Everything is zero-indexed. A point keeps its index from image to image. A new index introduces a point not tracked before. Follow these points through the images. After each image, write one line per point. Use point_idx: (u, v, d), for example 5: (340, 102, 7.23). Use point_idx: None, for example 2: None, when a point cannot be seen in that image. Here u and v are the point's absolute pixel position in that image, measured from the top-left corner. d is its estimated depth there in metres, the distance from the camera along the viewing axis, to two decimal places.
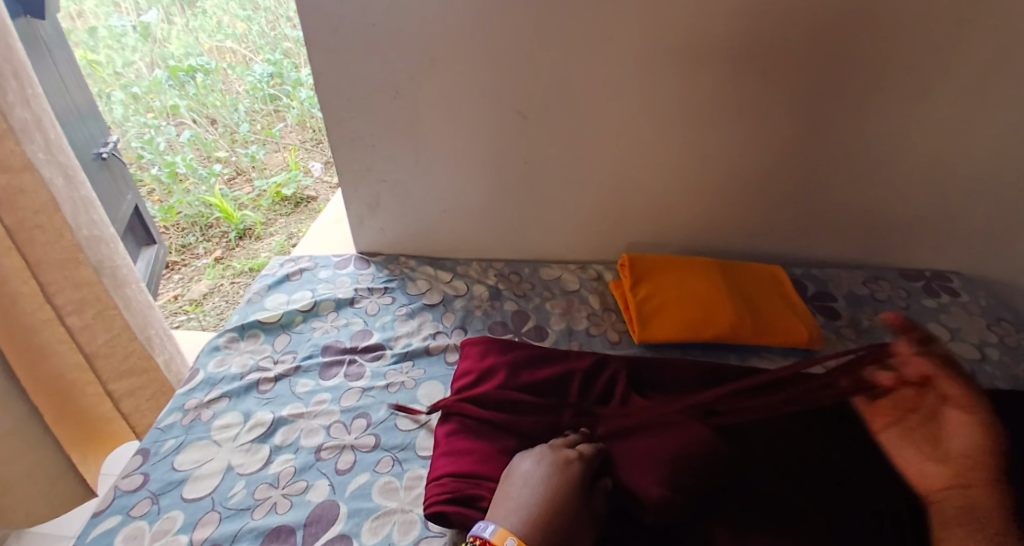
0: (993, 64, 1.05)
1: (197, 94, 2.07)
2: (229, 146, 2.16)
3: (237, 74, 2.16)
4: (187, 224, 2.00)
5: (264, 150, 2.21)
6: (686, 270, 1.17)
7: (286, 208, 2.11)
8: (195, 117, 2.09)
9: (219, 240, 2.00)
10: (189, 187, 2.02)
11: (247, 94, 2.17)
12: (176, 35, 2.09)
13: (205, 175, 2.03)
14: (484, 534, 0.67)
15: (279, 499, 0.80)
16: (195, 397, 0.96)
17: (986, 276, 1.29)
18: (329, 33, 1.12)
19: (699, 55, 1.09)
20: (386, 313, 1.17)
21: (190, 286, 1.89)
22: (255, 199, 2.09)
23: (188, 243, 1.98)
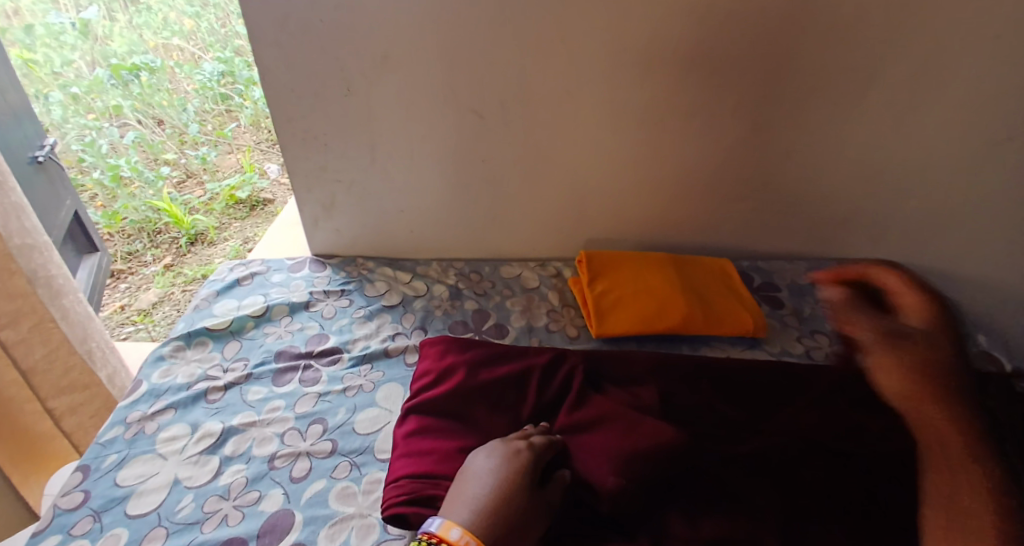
0: (927, 61, 1.10)
1: (142, 94, 1.99)
2: (178, 148, 2.07)
3: (185, 73, 2.10)
4: (133, 230, 1.91)
5: (216, 151, 2.14)
6: (639, 266, 1.19)
7: (240, 212, 2.04)
8: (140, 117, 2.01)
9: (168, 247, 1.92)
10: (135, 192, 1.92)
11: (196, 93, 2.10)
12: (119, 32, 2.02)
13: (151, 178, 1.94)
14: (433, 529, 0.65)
15: (230, 510, 0.77)
16: (139, 409, 0.92)
17: (927, 266, 1.35)
18: (275, 30, 1.08)
19: (651, 52, 1.11)
20: (343, 315, 1.15)
21: (138, 296, 1.81)
22: (207, 203, 2.02)
23: (135, 250, 1.89)
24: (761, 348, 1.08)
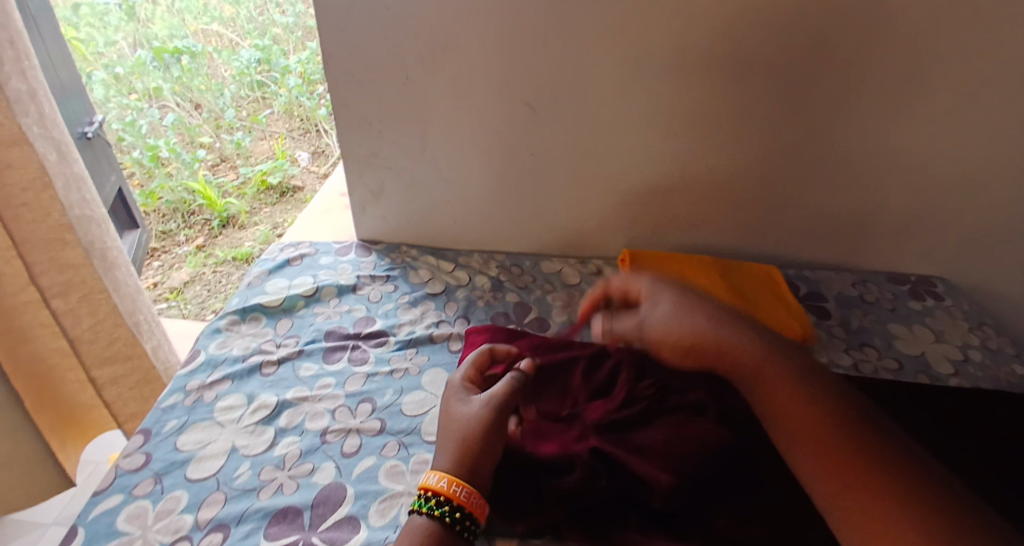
0: (994, 72, 1.08)
1: (181, 77, 2.06)
2: (214, 131, 2.13)
3: (224, 59, 2.15)
4: (168, 210, 1.96)
5: (250, 137, 2.19)
6: (684, 268, 1.19)
7: (271, 198, 2.08)
8: (179, 101, 2.08)
9: (200, 228, 1.97)
10: (171, 172, 2.00)
11: (234, 79, 2.16)
12: (160, 16, 2.10)
13: (188, 160, 2.01)
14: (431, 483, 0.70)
15: (285, 480, 0.80)
16: (197, 378, 0.96)
17: (974, 285, 1.33)
18: (337, 15, 1.11)
19: (709, 52, 1.11)
20: (389, 300, 1.17)
21: (170, 274, 1.86)
22: (240, 187, 2.06)
23: (169, 229, 1.95)
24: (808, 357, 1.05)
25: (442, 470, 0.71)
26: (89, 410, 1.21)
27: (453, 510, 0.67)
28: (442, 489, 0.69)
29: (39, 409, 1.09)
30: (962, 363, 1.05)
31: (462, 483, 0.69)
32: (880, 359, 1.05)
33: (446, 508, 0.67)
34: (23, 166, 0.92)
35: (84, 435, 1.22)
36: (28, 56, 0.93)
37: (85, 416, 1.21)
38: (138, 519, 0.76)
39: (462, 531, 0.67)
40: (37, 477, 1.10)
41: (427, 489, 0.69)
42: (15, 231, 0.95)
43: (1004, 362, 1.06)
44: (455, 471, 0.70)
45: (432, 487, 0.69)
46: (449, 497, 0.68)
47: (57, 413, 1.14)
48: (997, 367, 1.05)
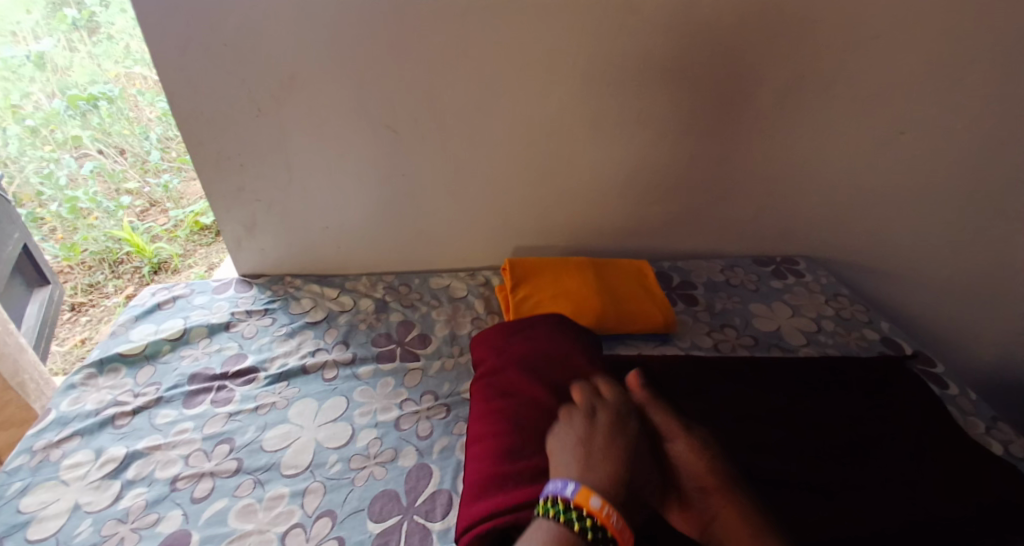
0: (815, 64, 1.15)
1: (102, 124, 1.79)
2: (140, 176, 1.87)
3: (148, 101, 1.87)
4: (94, 261, 1.74)
5: (180, 178, 1.94)
6: (561, 269, 1.21)
7: (207, 238, 1.88)
8: (101, 147, 1.81)
9: (130, 277, 1.75)
10: (94, 223, 1.77)
11: (161, 120, 1.89)
12: (80, 63, 1.73)
13: (111, 208, 1.80)
14: (567, 493, 0.63)
15: (126, 533, 0.80)
16: (45, 437, 0.94)
17: (835, 259, 1.42)
18: (179, 54, 1.09)
19: (554, 65, 1.14)
20: (264, 334, 1.15)
21: (100, 328, 1.64)
22: (170, 230, 1.85)
23: (95, 282, 1.72)
24: (672, 342, 1.13)
25: (598, 489, 0.64)
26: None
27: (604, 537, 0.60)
28: (594, 510, 0.61)
29: None
30: (814, 334, 1.15)
31: (616, 511, 0.62)
32: (738, 338, 1.14)
33: (592, 526, 0.60)
34: None
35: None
36: None
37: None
38: None
39: None
40: None
41: (585, 507, 0.62)
42: None
43: (852, 330, 1.16)
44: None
45: (589, 506, 0.62)
46: (602, 522, 0.60)
47: None
48: (848, 334, 1.15)
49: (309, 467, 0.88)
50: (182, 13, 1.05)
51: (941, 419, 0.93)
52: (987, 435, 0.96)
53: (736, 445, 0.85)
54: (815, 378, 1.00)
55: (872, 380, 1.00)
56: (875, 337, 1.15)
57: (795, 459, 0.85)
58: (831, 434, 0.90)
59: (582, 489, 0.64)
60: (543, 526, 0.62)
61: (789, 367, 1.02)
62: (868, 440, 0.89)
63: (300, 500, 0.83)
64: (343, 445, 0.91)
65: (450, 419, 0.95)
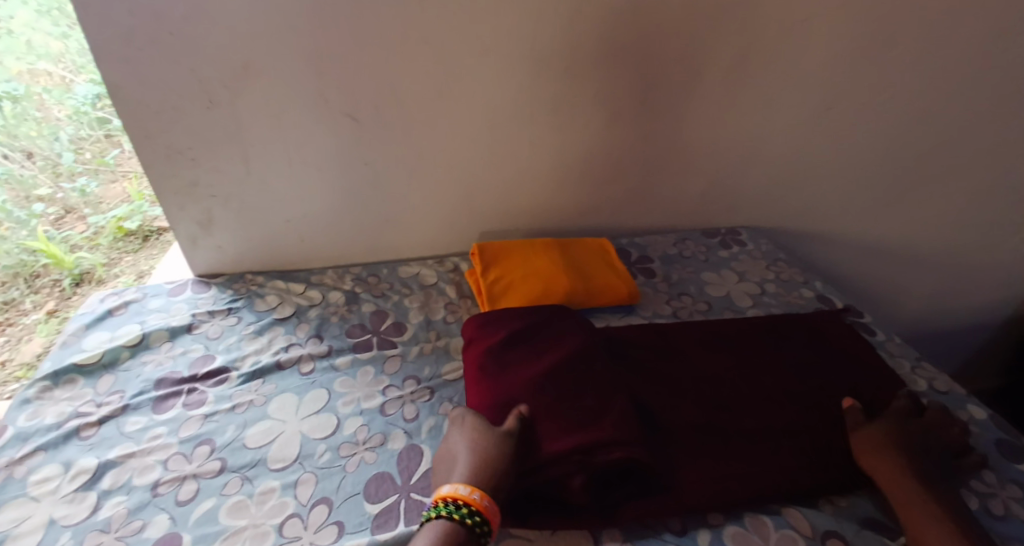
0: (754, 43, 1.22)
1: (5, 125, 1.53)
2: (52, 181, 1.64)
3: (55, 98, 1.61)
4: (5, 276, 1.53)
5: (98, 181, 1.72)
6: (526, 251, 1.25)
7: (133, 244, 1.70)
8: (5, 152, 1.55)
9: (50, 291, 1.56)
10: (4, 233, 1.52)
11: (71, 120, 1.65)
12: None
13: (23, 216, 1.55)
14: (459, 493, 0.76)
15: (111, 542, 0.78)
16: (5, 455, 0.88)
17: (777, 226, 1.53)
18: (119, 42, 1.04)
19: (511, 51, 1.17)
20: (232, 333, 1.12)
21: (18, 350, 1.46)
22: (91, 237, 1.66)
23: (11, 298, 1.53)
24: (636, 312, 1.19)
25: (469, 483, 0.78)
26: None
27: (479, 519, 0.74)
28: (471, 499, 0.75)
29: None
30: (760, 296, 1.24)
31: (488, 498, 0.76)
32: (694, 304, 1.21)
33: (478, 519, 0.74)
34: None
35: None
36: None
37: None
38: None
39: (478, 533, 0.74)
40: None
41: (461, 499, 0.75)
42: None
43: (793, 289, 1.26)
44: (480, 486, 0.77)
45: (461, 496, 0.76)
46: (479, 508, 0.75)
47: None
48: (789, 294, 1.25)
49: (297, 458, 0.88)
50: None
51: (879, 366, 1.03)
52: (914, 373, 1.07)
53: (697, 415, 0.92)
54: (764, 336, 1.09)
55: (816, 335, 1.09)
56: (813, 295, 1.26)
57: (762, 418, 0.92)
58: (790, 389, 0.97)
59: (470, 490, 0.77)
60: (439, 524, 0.74)
61: (744, 328, 1.10)
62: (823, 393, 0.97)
63: (292, 491, 0.84)
64: (330, 434, 0.92)
65: (434, 401, 0.98)
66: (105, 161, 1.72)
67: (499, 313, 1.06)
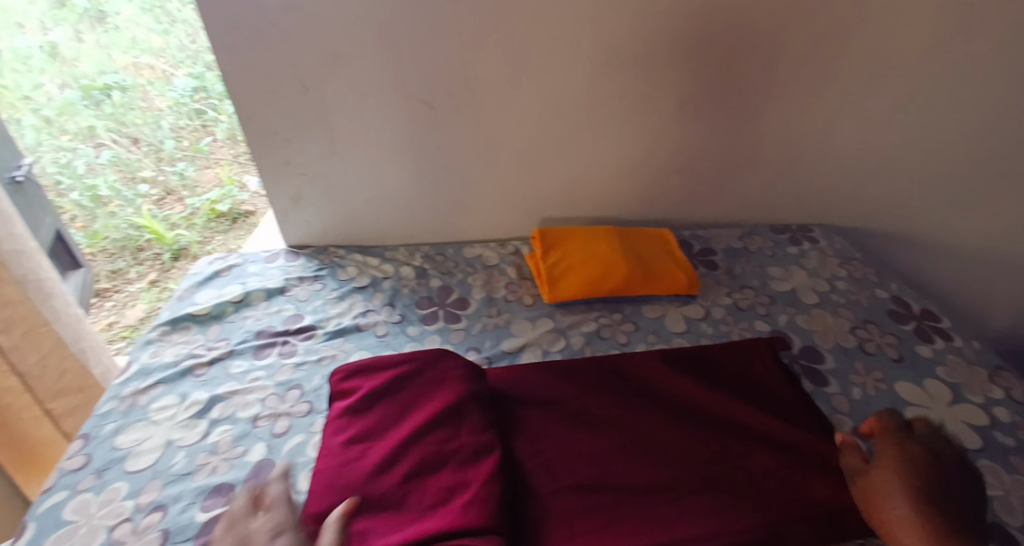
0: (830, 36, 1.22)
1: (115, 113, 1.87)
2: (155, 164, 2.00)
3: (159, 90, 1.92)
4: (115, 248, 1.90)
5: (194, 167, 2.06)
6: (588, 237, 1.30)
7: (222, 225, 2.02)
8: (114, 137, 1.91)
9: (152, 262, 1.91)
10: (114, 211, 1.90)
11: (171, 110, 1.96)
12: (88, 52, 1.74)
13: (131, 197, 1.94)
14: None
15: (219, 462, 0.90)
16: (131, 385, 1.03)
17: (846, 223, 1.50)
18: (232, 34, 1.17)
19: (583, 44, 1.22)
20: (317, 297, 1.25)
21: (125, 312, 1.79)
22: (187, 217, 1.99)
23: (118, 268, 1.87)
24: (694, 302, 1.22)
25: None
26: (48, 446, 1.20)
27: None
28: None
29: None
30: (828, 293, 1.24)
31: None
32: (755, 297, 1.23)
33: None
34: None
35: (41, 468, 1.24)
36: None
37: (45, 452, 1.19)
38: (82, 511, 0.83)
39: None
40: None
41: None
42: None
43: (866, 288, 1.25)
44: None
45: None
46: None
47: (11, 452, 1.14)
48: (860, 292, 1.24)
49: None
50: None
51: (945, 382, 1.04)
52: (989, 382, 1.04)
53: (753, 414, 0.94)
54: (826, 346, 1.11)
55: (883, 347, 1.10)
56: (886, 295, 1.24)
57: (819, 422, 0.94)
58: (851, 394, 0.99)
59: None
60: None
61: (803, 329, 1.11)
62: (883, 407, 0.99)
63: None
64: None
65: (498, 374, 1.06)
66: (200, 148, 2.04)
67: (369, 364, 0.98)
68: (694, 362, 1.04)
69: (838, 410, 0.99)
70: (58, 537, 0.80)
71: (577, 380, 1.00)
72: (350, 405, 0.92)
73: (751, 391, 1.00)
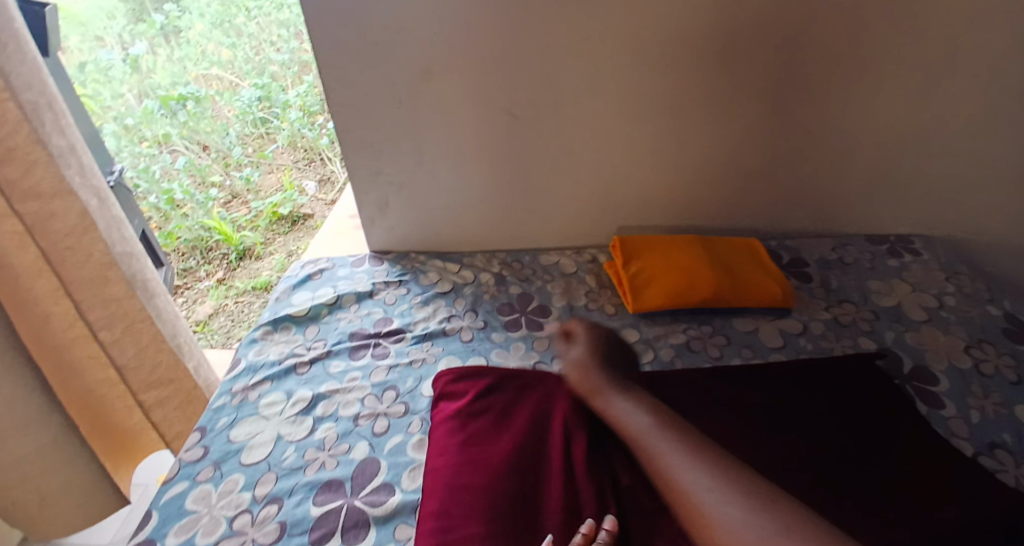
0: (936, 40, 1.18)
1: (188, 121, 2.03)
2: (223, 170, 2.11)
3: (226, 100, 2.13)
4: (187, 248, 1.96)
5: (259, 172, 2.15)
6: (673, 247, 1.28)
7: (283, 227, 2.09)
8: (187, 144, 2.05)
9: (219, 262, 1.98)
10: (187, 213, 1.96)
11: (237, 118, 2.14)
12: (162, 65, 2.01)
13: (202, 200, 1.99)
14: None
15: (326, 458, 0.93)
16: (241, 381, 1.08)
17: (942, 233, 1.43)
18: (334, 48, 1.22)
19: (678, 53, 1.21)
20: (403, 301, 1.28)
21: (195, 308, 1.89)
22: (252, 220, 2.06)
23: (189, 267, 1.96)
24: (789, 316, 1.18)
25: None
26: (139, 434, 1.27)
27: None
28: None
29: (92, 438, 1.18)
30: (936, 309, 1.17)
31: None
32: (857, 312, 1.18)
33: None
34: (64, 215, 0.99)
35: (131, 456, 1.29)
36: (63, 114, 1.00)
37: (135, 439, 1.27)
38: (204, 500, 0.88)
39: None
40: (92, 499, 1.21)
41: None
42: (63, 273, 1.02)
43: (977, 305, 1.18)
44: None
45: None
46: None
47: (107, 438, 1.22)
48: (971, 310, 1.17)
49: None
50: (342, 11, 1.17)
51: None
52: None
53: (856, 434, 0.91)
54: (937, 366, 1.05)
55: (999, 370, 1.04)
56: (999, 312, 1.16)
57: (931, 436, 0.90)
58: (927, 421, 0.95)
59: None
60: None
61: (892, 350, 1.08)
62: (1000, 430, 0.94)
63: None
64: None
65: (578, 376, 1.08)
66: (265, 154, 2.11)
67: (470, 379, 1.01)
68: (798, 376, 1.01)
69: (957, 435, 0.93)
70: (183, 524, 0.85)
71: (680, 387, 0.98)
72: (455, 415, 0.94)
73: (862, 404, 0.96)
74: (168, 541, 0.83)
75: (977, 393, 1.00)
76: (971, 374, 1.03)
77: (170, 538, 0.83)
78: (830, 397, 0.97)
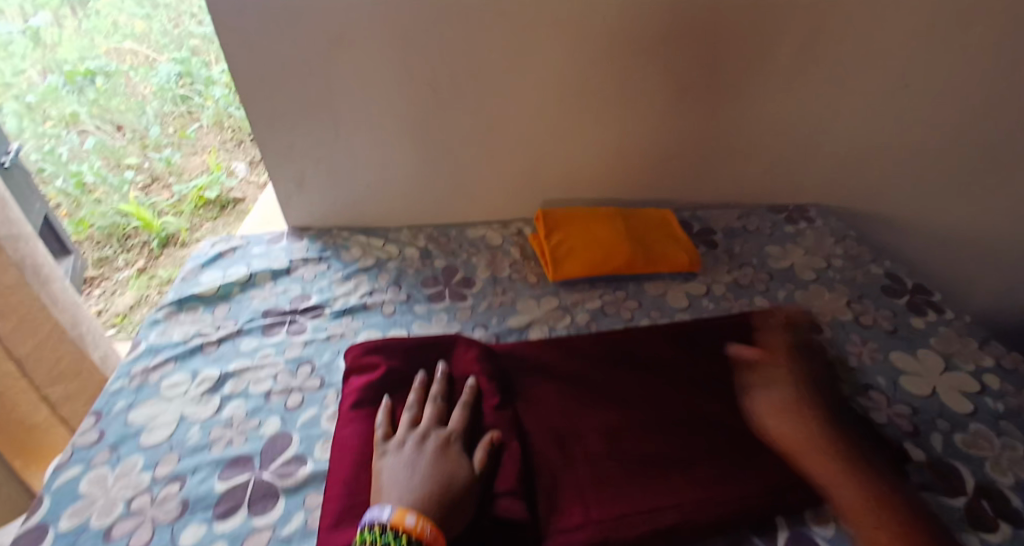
0: (829, 17, 1.25)
1: (97, 100, 1.88)
2: (141, 151, 2.00)
3: (142, 77, 1.94)
4: (102, 236, 1.88)
5: (180, 153, 2.05)
6: (591, 218, 1.32)
7: (211, 213, 2.00)
8: (98, 124, 1.92)
9: (139, 250, 1.89)
10: (99, 198, 1.89)
11: (156, 97, 1.97)
12: (68, 38, 1.77)
13: (116, 183, 1.92)
14: (381, 518, 0.68)
15: (234, 436, 0.91)
16: (141, 363, 1.04)
17: (840, 202, 1.54)
18: (235, 11, 1.16)
19: (591, 24, 1.23)
20: (323, 277, 1.25)
21: (114, 300, 1.82)
22: (175, 205, 1.97)
23: (105, 255, 1.87)
24: (695, 279, 1.25)
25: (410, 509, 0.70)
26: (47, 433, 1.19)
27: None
28: (413, 529, 0.67)
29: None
30: (824, 270, 1.27)
31: (430, 523, 0.68)
32: (755, 275, 1.26)
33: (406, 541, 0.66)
34: None
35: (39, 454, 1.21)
36: None
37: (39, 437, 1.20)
38: (100, 483, 0.85)
39: None
40: None
41: (400, 526, 0.67)
42: None
43: (860, 267, 1.28)
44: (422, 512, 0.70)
45: (405, 525, 0.67)
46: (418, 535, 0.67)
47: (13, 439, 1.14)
48: (855, 270, 1.27)
49: None
50: None
51: (941, 351, 1.08)
52: (979, 351, 1.08)
53: None
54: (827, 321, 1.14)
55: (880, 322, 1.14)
56: (880, 272, 1.27)
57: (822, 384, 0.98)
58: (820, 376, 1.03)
59: (399, 510, 0.69)
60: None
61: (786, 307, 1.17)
62: (877, 375, 1.03)
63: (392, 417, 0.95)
64: None
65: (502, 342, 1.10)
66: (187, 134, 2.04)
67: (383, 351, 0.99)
68: (704, 336, 1.07)
69: (837, 380, 1.02)
70: (78, 509, 0.81)
71: (589, 355, 1.02)
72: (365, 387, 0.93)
73: None
74: (60, 525, 0.79)
75: (858, 343, 1.09)
76: (856, 327, 1.13)
77: (63, 521, 0.80)
78: (733, 355, 1.03)
